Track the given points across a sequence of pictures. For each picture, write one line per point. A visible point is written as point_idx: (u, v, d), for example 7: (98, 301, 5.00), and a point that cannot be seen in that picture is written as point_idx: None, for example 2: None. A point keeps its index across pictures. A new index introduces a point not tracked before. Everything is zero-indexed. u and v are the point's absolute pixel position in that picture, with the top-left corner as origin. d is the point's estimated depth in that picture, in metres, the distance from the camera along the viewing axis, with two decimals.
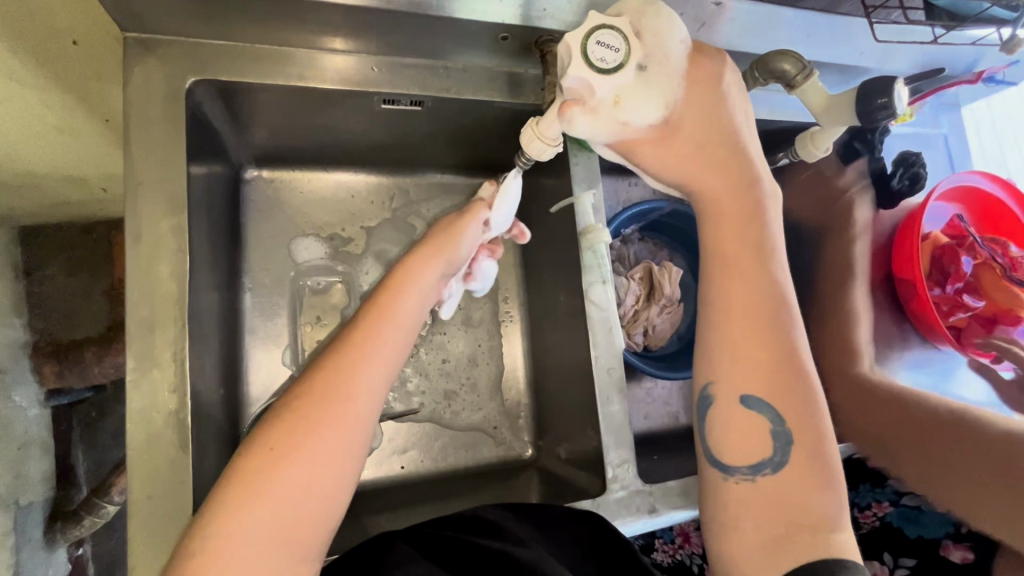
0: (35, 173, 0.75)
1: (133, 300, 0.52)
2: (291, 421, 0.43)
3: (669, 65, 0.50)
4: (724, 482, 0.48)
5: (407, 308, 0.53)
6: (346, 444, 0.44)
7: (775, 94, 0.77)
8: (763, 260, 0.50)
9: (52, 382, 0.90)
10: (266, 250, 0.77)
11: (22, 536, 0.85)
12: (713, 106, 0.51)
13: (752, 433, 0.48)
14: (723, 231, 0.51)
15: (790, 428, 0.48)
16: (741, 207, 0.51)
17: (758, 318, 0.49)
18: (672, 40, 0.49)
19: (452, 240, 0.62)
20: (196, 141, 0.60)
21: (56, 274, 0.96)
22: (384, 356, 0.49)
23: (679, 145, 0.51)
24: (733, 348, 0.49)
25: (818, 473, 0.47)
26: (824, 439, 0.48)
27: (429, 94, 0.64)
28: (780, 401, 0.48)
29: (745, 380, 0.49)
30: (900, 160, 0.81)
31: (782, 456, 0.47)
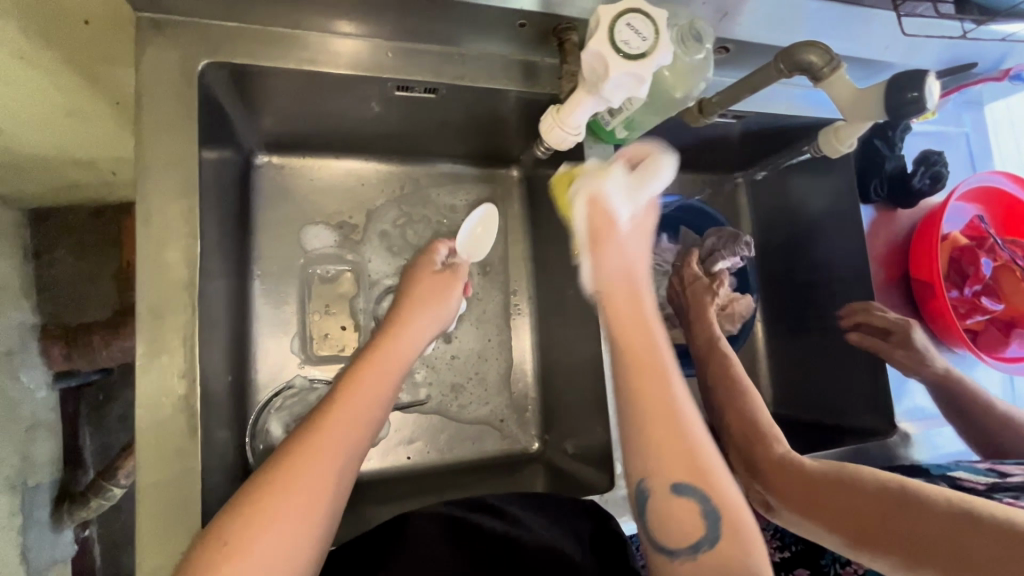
0: (44, 154, 0.74)
1: (142, 284, 0.52)
2: (229, 525, 0.42)
3: (650, 188, 0.56)
4: (670, 563, 0.45)
5: (373, 379, 0.53)
6: (282, 529, 0.42)
7: (795, 88, 0.76)
8: (648, 334, 0.48)
9: (59, 364, 0.90)
10: (275, 237, 0.76)
11: (28, 518, 0.86)
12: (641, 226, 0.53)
13: (684, 518, 0.44)
14: (629, 332, 0.47)
15: (719, 505, 0.44)
16: (638, 293, 0.49)
17: (673, 402, 0.45)
18: (661, 170, 0.57)
19: (436, 298, 0.65)
20: (207, 126, 0.59)
21: (64, 257, 0.95)
22: (337, 437, 0.48)
23: (614, 241, 0.52)
24: (656, 443, 0.44)
25: (744, 540, 0.44)
26: (746, 511, 0.45)
27: (443, 82, 0.63)
28: (711, 483, 0.44)
29: (671, 469, 0.44)
30: (923, 159, 0.82)
31: (715, 533, 0.44)
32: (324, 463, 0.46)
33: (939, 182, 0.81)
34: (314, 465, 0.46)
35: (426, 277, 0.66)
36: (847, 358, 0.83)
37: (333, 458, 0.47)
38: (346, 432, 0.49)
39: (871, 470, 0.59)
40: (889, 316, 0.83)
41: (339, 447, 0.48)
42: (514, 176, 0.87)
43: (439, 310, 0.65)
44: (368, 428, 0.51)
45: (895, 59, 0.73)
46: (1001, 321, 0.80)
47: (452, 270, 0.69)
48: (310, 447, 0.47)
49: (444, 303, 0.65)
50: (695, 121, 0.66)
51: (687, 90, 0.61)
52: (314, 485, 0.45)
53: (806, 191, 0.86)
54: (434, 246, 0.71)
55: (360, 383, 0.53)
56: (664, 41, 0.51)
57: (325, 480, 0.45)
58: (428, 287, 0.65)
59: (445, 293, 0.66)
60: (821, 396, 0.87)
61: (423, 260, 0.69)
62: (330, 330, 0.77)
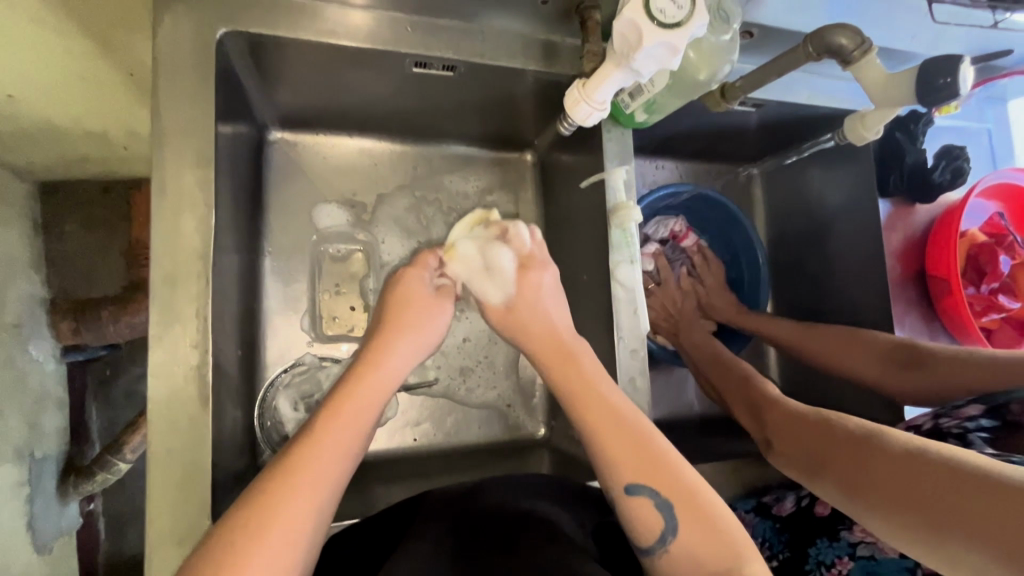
0: (57, 125, 0.74)
1: (157, 253, 0.52)
2: (239, 525, 0.42)
3: (502, 275, 0.63)
4: (653, 563, 0.50)
5: (373, 386, 0.53)
6: (287, 532, 0.42)
7: (817, 77, 0.75)
8: (575, 360, 0.57)
9: (68, 338, 0.90)
10: (286, 214, 0.76)
11: (36, 488, 0.84)
12: (546, 290, 0.62)
13: (646, 517, 0.49)
14: (562, 377, 0.57)
15: (670, 496, 0.49)
16: (563, 346, 0.58)
17: (616, 424, 0.52)
18: (500, 258, 0.63)
19: (417, 323, 0.60)
20: (223, 98, 0.58)
21: (74, 232, 0.95)
22: (334, 440, 0.48)
23: (517, 320, 0.62)
24: (612, 457, 0.51)
25: (706, 521, 0.48)
26: (703, 489, 0.50)
27: (461, 59, 0.62)
28: (658, 479, 0.50)
29: (624, 473, 0.51)
30: (944, 152, 0.81)
31: (674, 522, 0.48)
32: (326, 461, 0.46)
33: (960, 178, 0.80)
34: (319, 465, 0.46)
35: (419, 296, 0.62)
36: None
37: (335, 456, 0.47)
38: (347, 431, 0.49)
39: (855, 418, 0.62)
40: (904, 313, 0.81)
41: (339, 444, 0.48)
42: (528, 161, 0.86)
43: (427, 326, 0.60)
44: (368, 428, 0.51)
45: (919, 50, 0.71)
46: (1016, 321, 0.80)
47: (445, 291, 0.64)
48: (313, 447, 0.47)
49: (436, 321, 0.62)
50: (716, 104, 0.66)
51: (711, 71, 0.61)
52: (324, 474, 0.46)
53: (822, 183, 0.85)
54: (424, 256, 0.66)
55: (361, 390, 0.52)
56: (701, 10, 0.49)
57: (328, 474, 0.46)
58: (420, 306, 0.61)
59: (435, 315, 0.62)
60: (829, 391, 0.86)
61: (414, 275, 0.63)
62: (340, 309, 0.77)
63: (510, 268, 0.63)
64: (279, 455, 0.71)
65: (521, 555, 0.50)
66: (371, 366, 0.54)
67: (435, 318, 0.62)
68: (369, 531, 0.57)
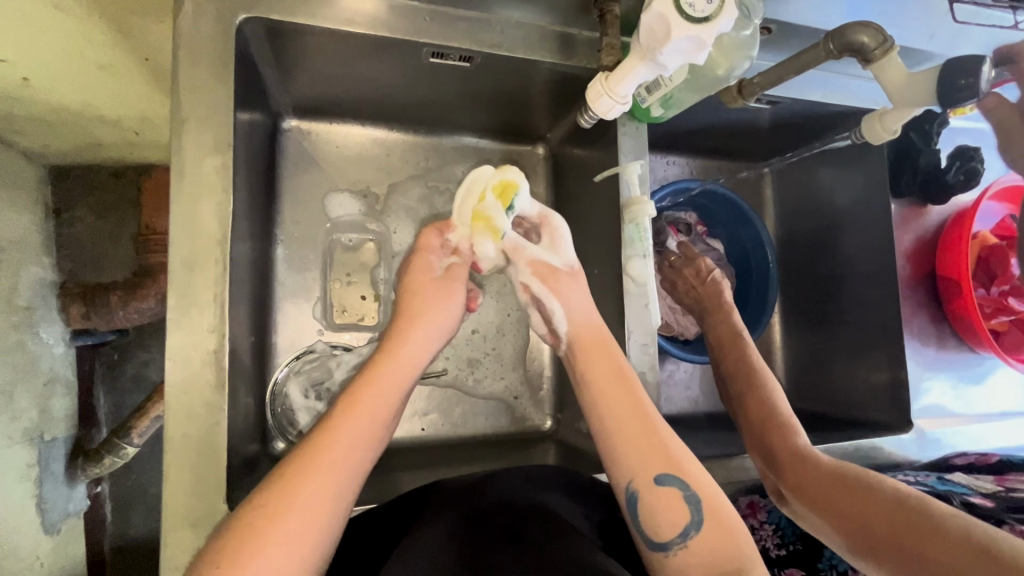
0: (71, 109, 0.74)
1: (175, 239, 0.52)
2: (260, 504, 0.44)
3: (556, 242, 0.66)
4: (666, 559, 0.51)
5: (390, 375, 0.55)
6: (310, 512, 0.45)
7: (832, 75, 0.75)
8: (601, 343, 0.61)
9: (78, 322, 0.90)
10: (298, 202, 0.76)
11: (45, 471, 0.84)
12: (586, 293, 0.64)
13: (672, 507, 0.51)
14: (594, 372, 0.59)
15: (697, 490, 0.52)
16: (598, 336, 0.61)
17: (637, 415, 0.56)
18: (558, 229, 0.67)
19: (437, 304, 0.63)
20: (242, 85, 0.59)
21: (84, 216, 0.96)
22: (361, 434, 0.50)
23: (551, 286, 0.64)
24: (627, 443, 0.54)
25: (723, 518, 0.52)
26: (720, 491, 0.53)
27: (478, 50, 0.62)
28: (686, 471, 0.53)
29: (650, 465, 0.53)
30: (958, 153, 0.80)
31: (698, 516, 0.51)
32: (345, 449, 0.49)
33: (974, 181, 0.79)
34: (334, 454, 0.48)
35: (428, 281, 0.64)
36: (865, 353, 0.83)
37: (353, 442, 0.49)
38: (370, 411, 0.52)
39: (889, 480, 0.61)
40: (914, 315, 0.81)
41: (367, 432, 0.51)
42: (539, 155, 0.86)
43: (439, 314, 0.62)
44: (391, 416, 0.54)
45: (937, 50, 0.71)
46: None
47: (451, 271, 0.65)
48: (332, 434, 0.49)
49: (448, 305, 0.63)
50: (732, 101, 0.65)
51: (729, 67, 0.62)
52: (344, 460, 0.48)
53: (834, 182, 0.85)
54: (426, 235, 0.66)
55: (381, 379, 0.55)
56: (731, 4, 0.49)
57: (347, 465, 0.48)
58: (433, 291, 0.63)
59: (447, 300, 0.63)
60: (838, 391, 0.86)
61: (418, 263, 0.65)
62: (350, 299, 0.77)
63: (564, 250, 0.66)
64: (289, 441, 0.72)
65: (530, 543, 0.50)
66: (390, 355, 0.57)
67: (448, 303, 0.63)
68: (374, 523, 0.58)
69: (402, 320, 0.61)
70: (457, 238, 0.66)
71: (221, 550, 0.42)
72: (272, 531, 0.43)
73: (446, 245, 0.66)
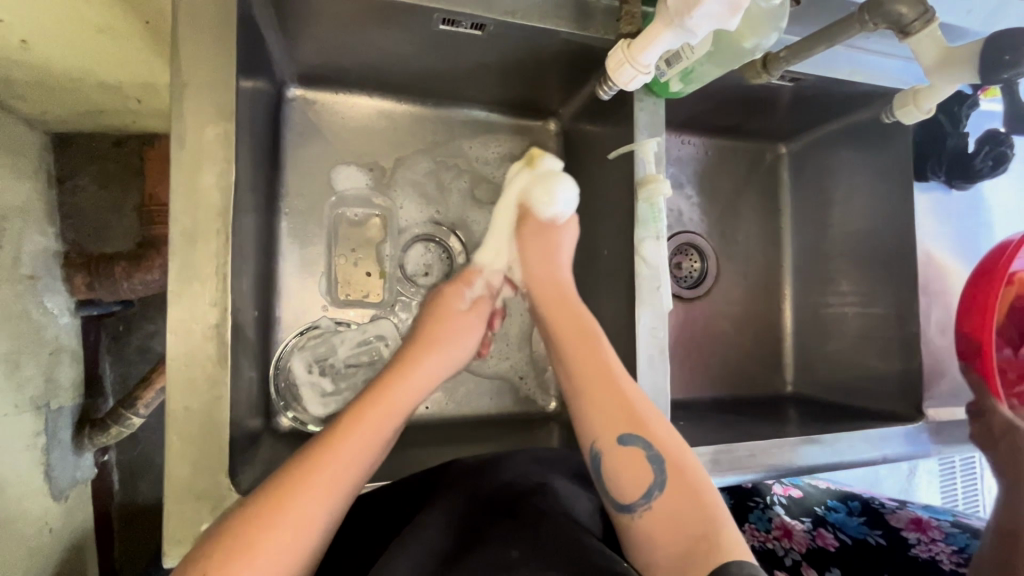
0: (70, 73, 0.71)
1: (177, 209, 0.51)
2: (257, 498, 0.46)
3: (550, 191, 0.69)
4: (632, 521, 0.52)
5: (416, 375, 0.59)
6: (320, 489, 0.47)
7: (858, 51, 0.72)
8: (567, 302, 0.65)
9: (82, 293, 0.90)
10: (304, 175, 0.75)
11: (52, 438, 0.85)
12: (558, 248, 0.69)
13: (636, 471, 0.52)
14: (562, 326, 0.63)
15: (659, 452, 0.53)
16: (561, 295, 0.65)
17: (602, 377, 0.57)
18: (557, 192, 0.69)
19: (462, 332, 0.67)
20: (245, 50, 0.56)
21: (87, 185, 0.94)
22: (374, 420, 0.53)
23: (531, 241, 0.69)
24: (597, 403, 0.56)
25: (687, 481, 0.52)
26: (688, 456, 0.53)
27: (492, 17, 0.59)
28: (648, 432, 0.54)
29: (616, 426, 0.54)
30: (987, 136, 0.77)
31: (662, 477, 0.52)
32: (351, 453, 0.50)
33: (1002, 169, 0.77)
34: (341, 458, 0.49)
35: (451, 313, 0.67)
36: (878, 337, 0.81)
37: (373, 435, 0.52)
38: (396, 404, 0.56)
39: None
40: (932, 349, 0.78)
41: (381, 420, 0.54)
42: (551, 131, 0.84)
43: (458, 347, 0.66)
44: (394, 431, 0.55)
45: (972, 27, 0.69)
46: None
47: (479, 305, 0.70)
48: (348, 427, 0.52)
49: (468, 338, 0.67)
50: (756, 75, 0.66)
51: (756, 39, 0.59)
52: (361, 446, 0.51)
53: (855, 165, 0.82)
54: (468, 272, 0.72)
55: (390, 393, 0.56)
56: None
57: (354, 459, 0.50)
58: (456, 320, 0.67)
59: (469, 329, 0.67)
60: (849, 380, 0.84)
61: (450, 291, 0.69)
62: (355, 275, 0.76)
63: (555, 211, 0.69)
64: (293, 417, 0.71)
65: (523, 521, 0.50)
66: (402, 373, 0.59)
67: (467, 338, 0.67)
68: (364, 509, 0.56)
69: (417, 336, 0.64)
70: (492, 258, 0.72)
71: (225, 537, 0.44)
72: (270, 524, 0.45)
73: (479, 283, 0.72)
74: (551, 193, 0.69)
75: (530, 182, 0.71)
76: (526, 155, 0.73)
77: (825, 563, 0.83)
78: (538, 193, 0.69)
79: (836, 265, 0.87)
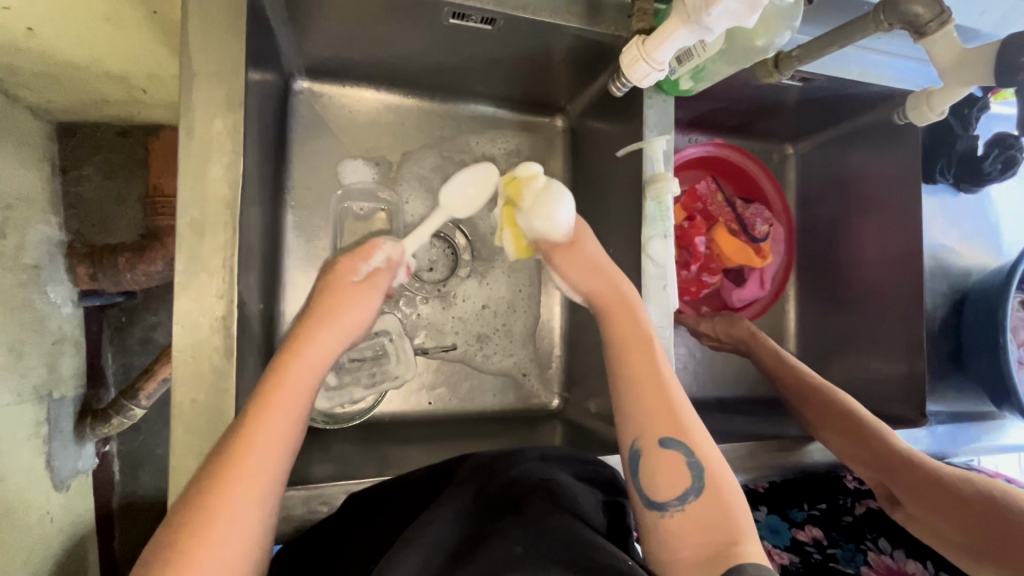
0: (76, 62, 0.71)
1: (184, 200, 0.50)
2: (185, 516, 0.42)
3: (552, 203, 0.64)
4: (662, 520, 0.49)
5: (315, 354, 0.53)
6: (256, 482, 0.44)
7: (869, 52, 0.72)
8: (624, 302, 0.61)
9: (85, 283, 0.89)
10: (310, 168, 0.74)
11: (54, 428, 0.85)
12: (592, 254, 0.64)
13: (674, 472, 0.50)
14: (613, 322, 0.60)
15: (700, 459, 0.50)
16: (617, 294, 0.61)
17: (651, 377, 0.55)
18: (558, 205, 0.64)
19: (360, 301, 0.59)
20: (254, 41, 0.56)
21: (92, 175, 0.94)
22: (287, 404, 0.49)
23: (574, 262, 0.64)
24: (645, 403, 0.54)
25: (723, 489, 0.49)
26: (729, 475, 0.51)
27: (502, 12, 0.59)
28: (692, 439, 0.52)
29: (661, 425, 0.52)
30: (996, 140, 0.77)
31: (700, 483, 0.50)
32: (256, 463, 0.45)
33: (1010, 173, 0.77)
34: (245, 469, 0.44)
35: (342, 287, 0.59)
36: (883, 339, 0.80)
37: (288, 420, 0.48)
38: (302, 381, 0.51)
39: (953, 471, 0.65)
40: (931, 345, 0.79)
41: (294, 402, 0.49)
42: (558, 128, 0.83)
43: (350, 317, 0.57)
44: (303, 415, 0.50)
45: (983, 29, 0.68)
46: (760, 274, 0.87)
47: (375, 276, 0.61)
48: (267, 412, 0.47)
49: (366, 309, 0.59)
50: (767, 74, 0.65)
51: (769, 38, 0.59)
52: (280, 428, 0.47)
53: (863, 167, 0.81)
54: (370, 245, 0.63)
55: (290, 375, 0.50)
56: None
57: (283, 440, 0.47)
58: (353, 295, 0.59)
59: (364, 303, 0.59)
60: (854, 383, 0.85)
61: (342, 266, 0.60)
62: None
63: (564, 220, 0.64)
64: None
65: (529, 516, 0.50)
66: (293, 355, 0.52)
67: (361, 310, 0.58)
68: (375, 508, 0.57)
69: (307, 314, 0.57)
70: (387, 251, 0.64)
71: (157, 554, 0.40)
72: (214, 526, 0.41)
73: (377, 257, 0.62)
74: (551, 216, 0.64)
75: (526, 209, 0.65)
76: (506, 181, 0.67)
77: (755, 504, 0.80)
78: (539, 222, 0.64)
79: (843, 267, 0.86)
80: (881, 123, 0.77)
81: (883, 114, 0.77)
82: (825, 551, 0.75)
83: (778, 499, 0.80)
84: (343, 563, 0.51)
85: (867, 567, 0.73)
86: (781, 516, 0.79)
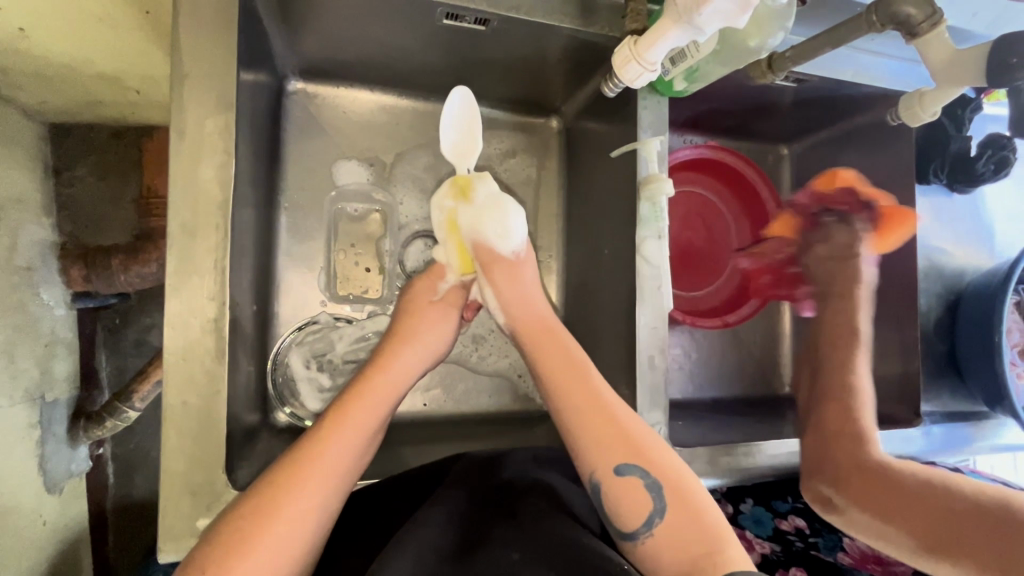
0: (68, 63, 0.70)
1: (175, 201, 0.50)
2: (243, 510, 0.45)
3: (501, 214, 0.63)
4: (636, 546, 0.50)
5: (386, 378, 0.57)
6: (303, 505, 0.46)
7: (863, 53, 0.72)
8: (553, 334, 0.61)
9: (78, 285, 0.89)
10: (304, 169, 0.74)
11: (47, 430, 0.84)
12: (527, 280, 0.64)
13: (635, 500, 0.50)
14: (546, 360, 0.59)
15: (659, 478, 0.51)
16: (543, 325, 0.62)
17: (595, 409, 0.55)
18: (510, 221, 0.63)
19: (431, 331, 0.64)
20: (246, 41, 0.55)
21: (85, 176, 0.94)
22: (353, 426, 0.52)
23: (505, 282, 0.63)
24: (593, 436, 0.53)
25: (690, 510, 0.50)
26: (697, 489, 0.51)
27: (495, 13, 0.58)
28: (648, 460, 0.52)
29: (616, 453, 0.52)
30: (989, 141, 0.77)
31: (663, 505, 0.50)
32: (323, 468, 0.48)
33: (1002, 174, 0.77)
34: (316, 471, 0.48)
35: (422, 306, 0.65)
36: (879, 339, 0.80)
37: (349, 436, 0.51)
38: (376, 399, 0.55)
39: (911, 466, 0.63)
40: (926, 348, 0.79)
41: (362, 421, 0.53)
42: (553, 128, 0.83)
43: (432, 341, 0.63)
44: (373, 428, 0.54)
45: (976, 30, 0.69)
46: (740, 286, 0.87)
47: (452, 294, 0.66)
48: (333, 428, 0.51)
49: (440, 336, 0.64)
50: (761, 75, 0.65)
51: (763, 39, 0.59)
52: (337, 449, 0.50)
53: (857, 168, 0.82)
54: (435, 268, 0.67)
55: (365, 394, 0.55)
56: None
57: (339, 460, 0.50)
58: (429, 317, 0.64)
59: (439, 327, 0.64)
60: None
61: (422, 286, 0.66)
62: (354, 270, 0.75)
63: (516, 240, 0.63)
64: (291, 413, 0.71)
65: (524, 521, 0.50)
66: (379, 370, 0.58)
67: (438, 330, 0.64)
68: (369, 511, 0.56)
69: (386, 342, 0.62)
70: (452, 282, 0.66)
71: (207, 551, 0.43)
72: (254, 539, 0.44)
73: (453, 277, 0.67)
74: (504, 229, 0.63)
75: (471, 217, 0.63)
76: (453, 181, 0.65)
77: (741, 497, 0.81)
78: (490, 227, 0.63)
79: None
80: (875, 124, 0.77)
81: (877, 115, 0.77)
82: (807, 540, 0.76)
83: (763, 489, 0.81)
84: (338, 566, 0.50)
85: (844, 554, 0.74)
86: (766, 508, 0.80)
